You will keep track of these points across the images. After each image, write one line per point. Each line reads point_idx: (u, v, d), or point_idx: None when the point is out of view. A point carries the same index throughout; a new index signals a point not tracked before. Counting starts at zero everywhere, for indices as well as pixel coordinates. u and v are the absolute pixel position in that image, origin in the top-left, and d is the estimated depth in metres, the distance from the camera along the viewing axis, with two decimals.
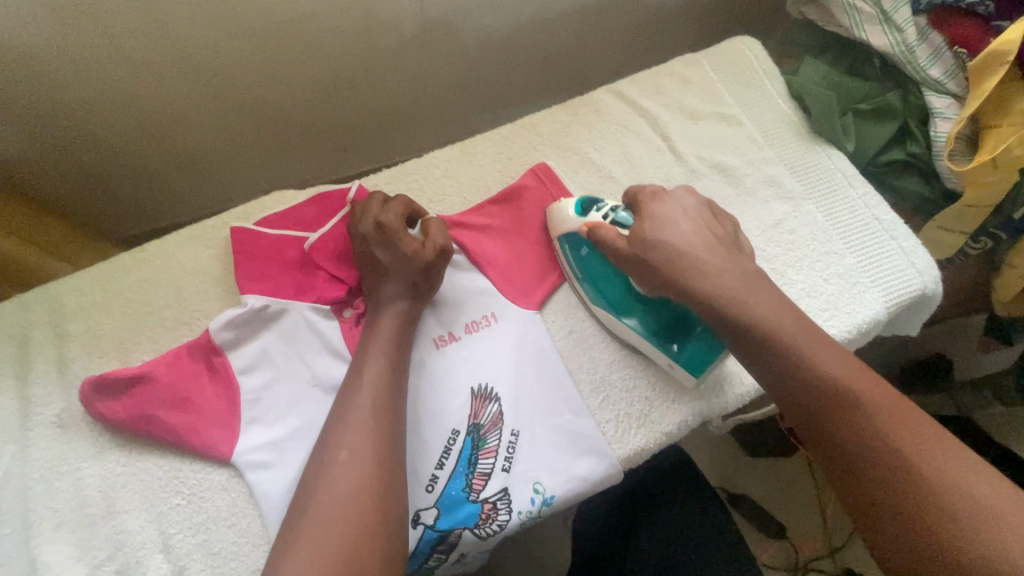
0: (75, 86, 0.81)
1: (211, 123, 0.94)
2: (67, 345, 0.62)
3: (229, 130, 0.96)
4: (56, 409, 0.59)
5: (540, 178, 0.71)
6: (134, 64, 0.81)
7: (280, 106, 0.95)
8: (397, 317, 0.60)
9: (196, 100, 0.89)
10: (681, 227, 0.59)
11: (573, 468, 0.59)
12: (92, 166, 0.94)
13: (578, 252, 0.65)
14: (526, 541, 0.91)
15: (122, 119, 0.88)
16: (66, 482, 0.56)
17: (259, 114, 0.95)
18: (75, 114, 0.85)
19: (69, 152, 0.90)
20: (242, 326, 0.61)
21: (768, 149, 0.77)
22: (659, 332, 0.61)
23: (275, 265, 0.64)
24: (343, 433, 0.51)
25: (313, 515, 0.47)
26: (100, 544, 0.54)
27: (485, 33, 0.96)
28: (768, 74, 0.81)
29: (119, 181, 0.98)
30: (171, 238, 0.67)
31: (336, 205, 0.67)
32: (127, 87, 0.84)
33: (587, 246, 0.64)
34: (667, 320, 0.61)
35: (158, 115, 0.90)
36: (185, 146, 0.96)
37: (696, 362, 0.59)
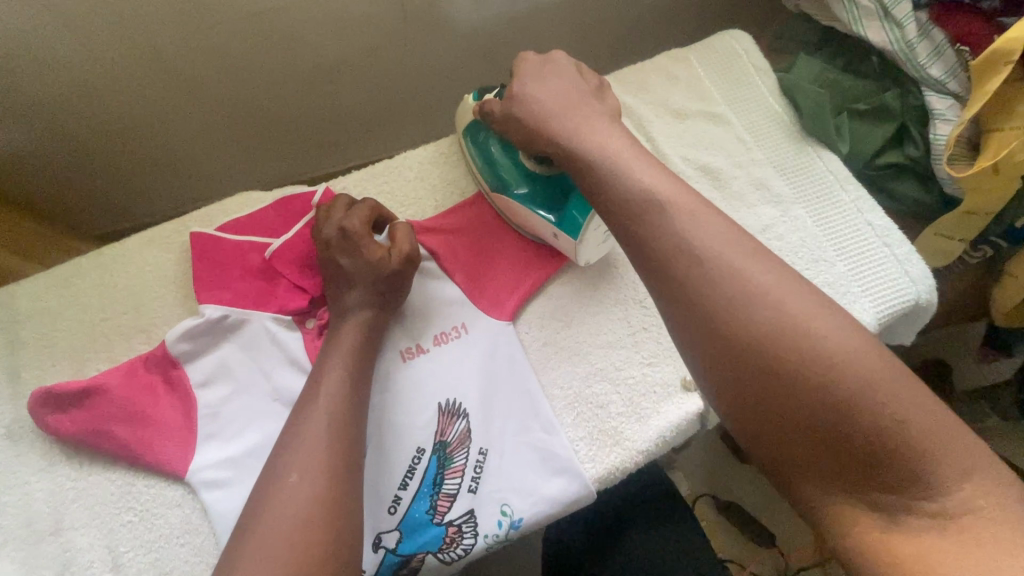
0: (37, 79, 0.78)
1: (183, 119, 0.91)
2: (18, 354, 0.59)
3: (203, 126, 0.93)
4: (5, 421, 0.56)
5: None
6: (99, 57, 0.78)
7: (254, 101, 0.92)
8: (358, 329, 0.57)
9: (167, 94, 0.86)
10: (550, 85, 0.56)
11: (543, 489, 0.56)
12: (61, 161, 0.91)
13: (475, 137, 0.65)
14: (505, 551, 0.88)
15: (89, 113, 0.85)
16: (13, 496, 0.54)
17: (234, 109, 0.92)
18: (39, 109, 0.82)
19: (36, 147, 0.87)
20: (199, 336, 0.59)
21: (757, 149, 0.73)
22: (542, 197, 0.60)
23: (235, 272, 0.62)
24: (296, 454, 0.48)
25: (259, 542, 0.44)
26: (47, 562, 0.52)
27: (467, 27, 0.93)
28: (759, 70, 0.77)
29: (90, 177, 0.95)
30: (129, 242, 0.64)
31: (301, 209, 0.65)
32: (92, 81, 0.81)
33: (483, 132, 0.65)
34: (551, 186, 0.60)
35: (127, 109, 0.86)
36: (157, 142, 0.93)
37: (573, 226, 0.58)
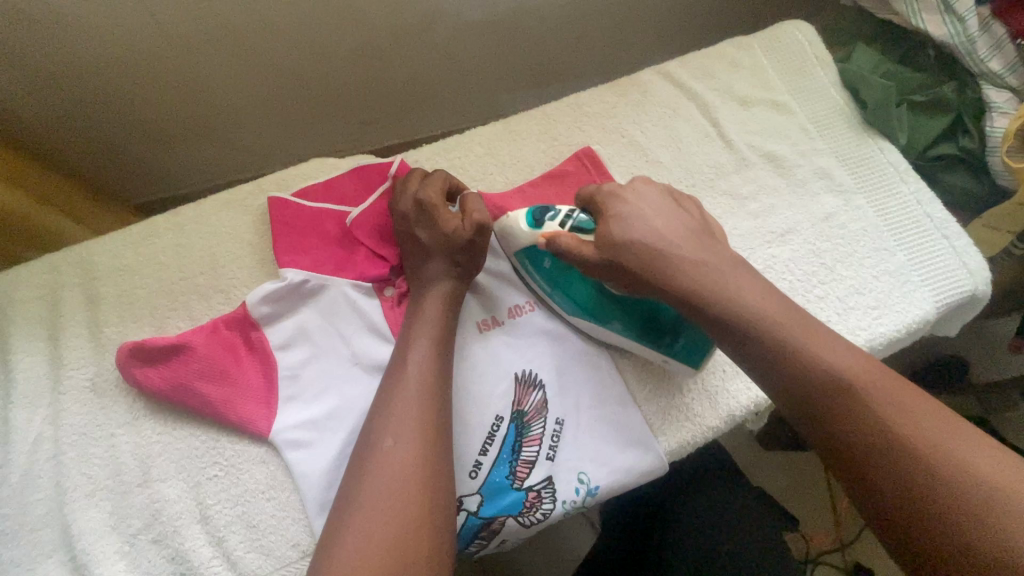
0: (96, 43, 0.77)
1: (233, 88, 0.89)
2: (98, 310, 0.59)
3: (256, 97, 0.92)
4: (88, 373, 0.57)
5: (584, 163, 0.69)
6: (159, 22, 0.76)
7: (305, 73, 0.91)
8: (440, 297, 0.57)
9: (221, 64, 0.85)
10: (649, 222, 0.55)
11: (618, 459, 0.58)
12: (111, 124, 0.90)
13: (540, 265, 0.60)
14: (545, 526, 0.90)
15: (144, 79, 0.84)
16: (100, 448, 0.54)
17: (285, 80, 0.91)
18: (95, 71, 0.81)
19: (87, 109, 0.86)
20: (281, 300, 0.59)
21: (819, 139, 0.74)
22: (644, 331, 0.59)
23: (314, 238, 0.62)
24: (390, 420, 0.49)
25: (362, 505, 0.45)
26: (136, 512, 0.53)
27: (523, 6, 0.93)
28: (822, 61, 0.78)
29: (139, 142, 0.94)
30: (205, 204, 0.64)
31: (378, 177, 0.65)
32: (152, 46, 0.79)
33: (548, 258, 0.59)
34: (650, 316, 0.59)
35: (181, 77, 0.85)
36: (208, 109, 0.92)
37: (693, 356, 0.58)
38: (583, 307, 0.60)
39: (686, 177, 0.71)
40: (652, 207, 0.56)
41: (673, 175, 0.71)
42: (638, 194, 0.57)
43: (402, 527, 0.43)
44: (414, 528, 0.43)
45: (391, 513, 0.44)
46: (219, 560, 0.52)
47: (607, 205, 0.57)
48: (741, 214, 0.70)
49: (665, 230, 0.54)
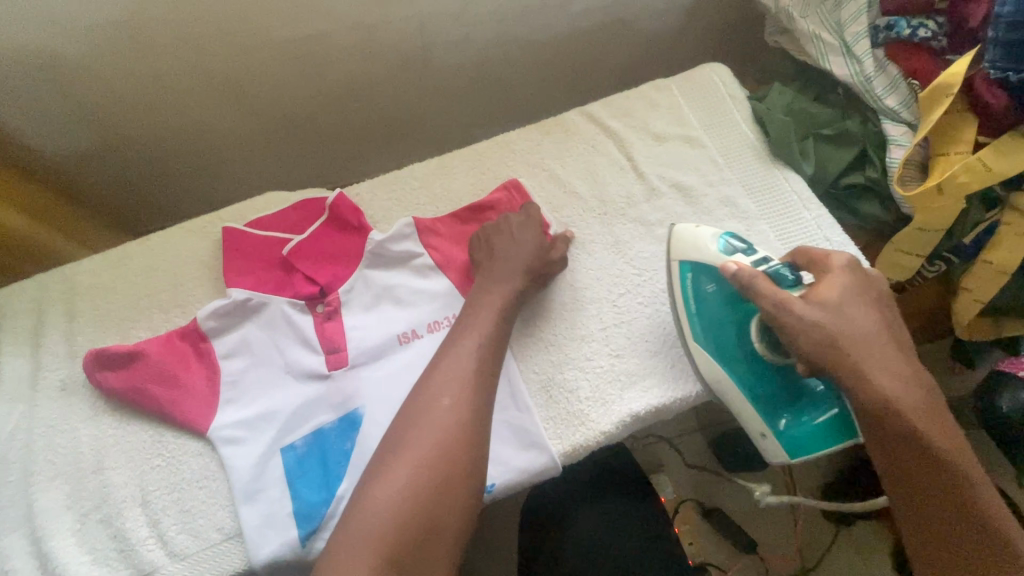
0: (100, 94, 0.90)
1: (221, 130, 1.02)
2: (75, 321, 0.69)
3: (238, 138, 1.04)
4: (61, 375, 0.66)
5: (510, 192, 0.77)
6: (155, 77, 0.90)
7: (284, 116, 1.03)
8: None
9: (210, 110, 0.98)
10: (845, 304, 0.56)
11: (515, 460, 0.63)
12: (114, 163, 1.03)
13: (704, 286, 0.65)
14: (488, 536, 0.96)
15: (142, 124, 0.97)
16: (64, 439, 0.63)
17: (266, 123, 1.03)
18: (98, 117, 0.94)
19: (93, 150, 0.99)
20: (226, 315, 0.67)
21: (728, 170, 0.81)
22: (769, 401, 0.61)
23: (259, 262, 0.71)
24: None
25: None
26: (88, 494, 0.61)
27: (478, 54, 1.03)
28: (734, 99, 0.85)
29: (139, 179, 1.07)
30: (172, 232, 0.75)
31: (317, 210, 0.74)
32: (148, 97, 0.92)
33: (714, 283, 0.64)
34: (781, 390, 0.62)
35: (174, 121, 0.98)
36: (199, 149, 1.04)
37: (800, 446, 0.60)
38: (723, 348, 0.63)
39: (601, 206, 0.78)
40: (845, 293, 0.57)
41: (588, 204, 0.78)
42: (862, 285, 0.59)
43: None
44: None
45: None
46: (154, 539, 0.60)
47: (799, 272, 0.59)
48: (649, 238, 0.76)
49: (857, 319, 0.56)
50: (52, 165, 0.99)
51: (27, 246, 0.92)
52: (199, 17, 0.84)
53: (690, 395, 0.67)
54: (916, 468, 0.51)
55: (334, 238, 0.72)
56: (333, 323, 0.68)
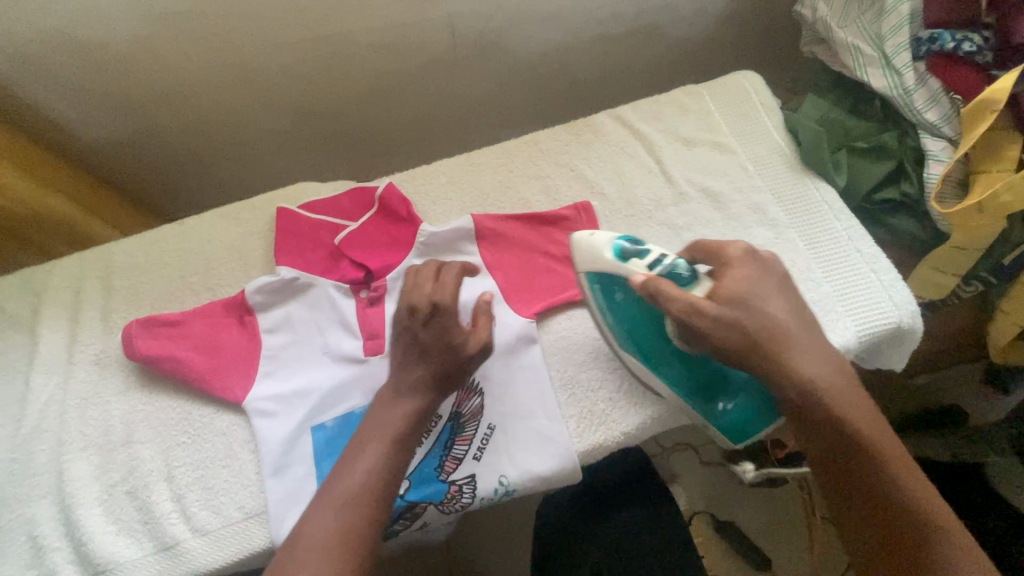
0: (141, 82, 0.93)
1: (254, 121, 1.04)
2: (111, 299, 0.71)
3: (270, 130, 1.07)
4: (96, 350, 0.68)
5: (579, 213, 0.75)
6: (192, 67, 0.93)
7: (314, 110, 1.05)
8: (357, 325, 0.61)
9: (243, 101, 1.00)
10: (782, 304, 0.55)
11: (534, 461, 0.62)
12: (150, 151, 1.06)
13: (614, 296, 0.62)
14: (507, 544, 0.99)
15: (178, 113, 1.00)
16: (96, 411, 0.65)
17: (297, 117, 1.05)
18: (137, 104, 0.97)
19: (131, 137, 1.02)
20: (275, 292, 0.71)
21: (757, 178, 0.80)
22: (701, 396, 0.61)
23: (309, 244, 0.74)
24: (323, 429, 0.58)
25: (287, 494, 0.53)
26: (116, 466, 0.63)
27: (506, 56, 1.04)
28: (767, 107, 0.85)
29: (173, 167, 1.10)
30: (208, 216, 0.77)
31: (368, 199, 0.76)
32: (185, 87, 0.96)
33: (622, 291, 0.61)
34: (705, 383, 0.60)
35: (209, 110, 1.01)
36: (231, 140, 1.07)
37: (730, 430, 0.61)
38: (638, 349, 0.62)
39: (628, 208, 0.78)
40: (755, 283, 0.56)
41: (615, 206, 0.79)
42: (765, 264, 0.58)
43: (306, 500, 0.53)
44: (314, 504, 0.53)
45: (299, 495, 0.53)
46: (177, 514, 0.61)
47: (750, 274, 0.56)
48: (675, 242, 0.76)
49: (783, 308, 0.55)
50: (93, 150, 1.02)
51: (65, 226, 0.95)
52: (237, 8, 0.86)
53: None
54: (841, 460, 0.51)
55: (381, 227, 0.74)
56: (374, 309, 0.70)
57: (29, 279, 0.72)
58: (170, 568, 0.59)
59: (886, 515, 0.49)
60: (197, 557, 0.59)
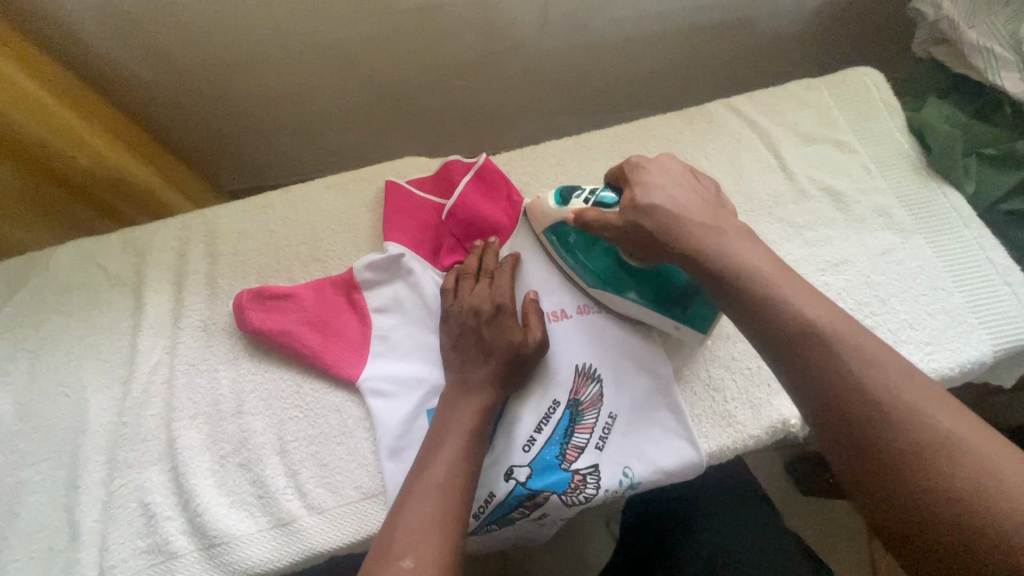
0: (214, 49, 0.87)
1: (328, 94, 0.98)
2: (216, 264, 0.69)
3: (342, 107, 1.01)
4: (202, 316, 0.66)
5: None
6: (268, 37, 0.86)
7: (390, 86, 0.98)
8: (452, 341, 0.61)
9: (319, 73, 0.93)
10: (671, 190, 0.57)
11: (660, 457, 0.60)
12: (219, 121, 1.01)
13: (567, 238, 0.65)
14: (572, 543, 0.98)
15: (250, 84, 0.94)
16: (204, 379, 0.63)
17: (372, 92, 0.99)
18: (208, 72, 0.91)
19: (203, 106, 0.97)
20: (381, 269, 0.67)
21: (881, 179, 0.77)
22: (656, 301, 0.62)
23: (413, 222, 0.70)
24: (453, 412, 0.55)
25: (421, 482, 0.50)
26: (227, 437, 0.60)
27: (600, 40, 0.96)
28: (889, 107, 0.81)
29: (241, 139, 1.06)
30: (314, 184, 0.74)
31: (461, 173, 0.71)
32: (260, 58, 0.89)
33: (573, 232, 0.65)
34: (661, 288, 0.62)
35: (281, 83, 0.94)
36: (304, 114, 1.01)
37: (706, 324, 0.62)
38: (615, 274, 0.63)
39: (746, 203, 0.76)
40: (669, 182, 0.58)
41: (733, 199, 0.76)
42: (663, 167, 0.60)
43: (451, 487, 0.50)
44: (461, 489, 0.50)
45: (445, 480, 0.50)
46: (291, 490, 0.59)
47: (632, 176, 0.60)
48: (797, 241, 0.73)
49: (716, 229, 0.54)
50: (166, 116, 0.99)
51: (138, 195, 0.91)
52: None
53: None
54: (867, 417, 0.40)
55: (482, 205, 0.70)
56: None
57: (130, 238, 0.70)
58: (286, 545, 0.56)
59: (932, 497, 0.36)
60: (315, 536, 0.57)
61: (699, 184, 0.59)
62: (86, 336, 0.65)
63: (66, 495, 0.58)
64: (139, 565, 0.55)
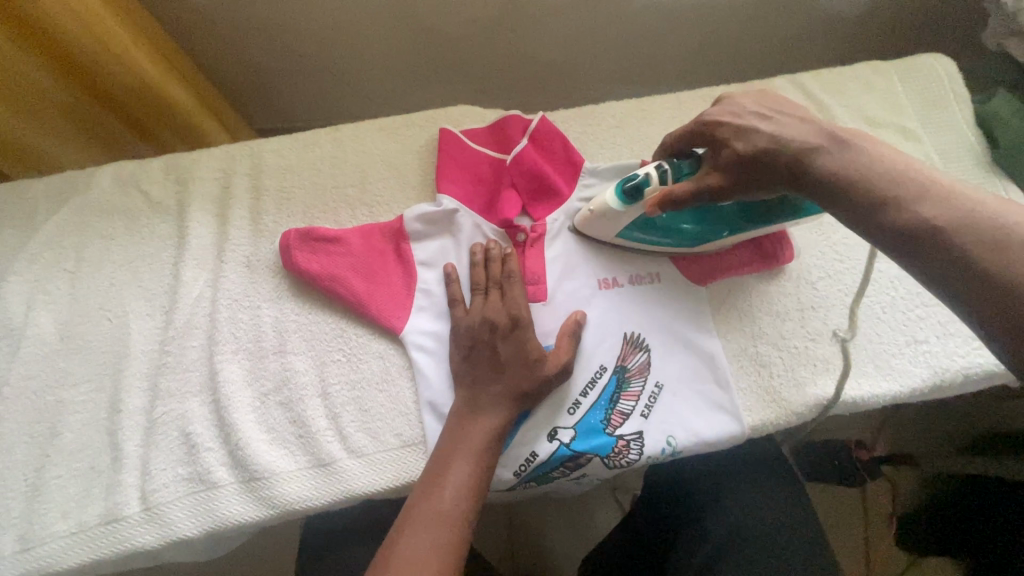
0: None
1: (370, 33, 0.94)
2: (261, 200, 0.67)
3: (384, 48, 0.97)
4: (246, 251, 0.65)
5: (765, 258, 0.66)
6: None
7: (435, 29, 0.94)
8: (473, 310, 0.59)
9: (363, 8, 0.89)
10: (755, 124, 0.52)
11: (703, 428, 0.60)
12: (254, 49, 0.97)
13: (650, 227, 0.62)
14: (584, 513, 0.99)
15: (289, 11, 0.89)
16: (247, 314, 0.62)
17: (415, 35, 0.94)
18: None
19: (238, 32, 0.93)
20: (431, 221, 0.65)
21: (943, 169, 0.75)
22: (762, 220, 0.59)
23: (467, 174, 0.68)
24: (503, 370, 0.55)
25: None
26: (270, 374, 0.60)
27: (660, 3, 0.92)
28: (959, 96, 0.78)
29: (274, 74, 1.02)
30: (363, 126, 0.72)
31: (520, 130, 0.69)
32: None
33: (652, 219, 0.61)
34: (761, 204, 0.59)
35: (322, 13, 0.90)
36: (342, 52, 0.97)
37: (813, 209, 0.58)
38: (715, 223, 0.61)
39: None
40: (743, 117, 0.53)
41: None
42: (734, 106, 0.55)
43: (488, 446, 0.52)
44: (483, 467, 0.52)
45: (465, 462, 0.51)
46: (333, 432, 0.58)
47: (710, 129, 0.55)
48: None
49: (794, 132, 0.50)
50: (200, 41, 0.95)
51: (175, 119, 0.88)
52: None
53: (919, 381, 0.62)
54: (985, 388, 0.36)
55: (539, 163, 0.68)
56: (538, 252, 0.65)
57: (174, 166, 0.69)
58: (327, 485, 0.56)
59: None
60: (355, 477, 0.57)
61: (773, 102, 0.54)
62: (127, 261, 0.64)
63: (108, 419, 0.58)
64: (180, 493, 0.55)
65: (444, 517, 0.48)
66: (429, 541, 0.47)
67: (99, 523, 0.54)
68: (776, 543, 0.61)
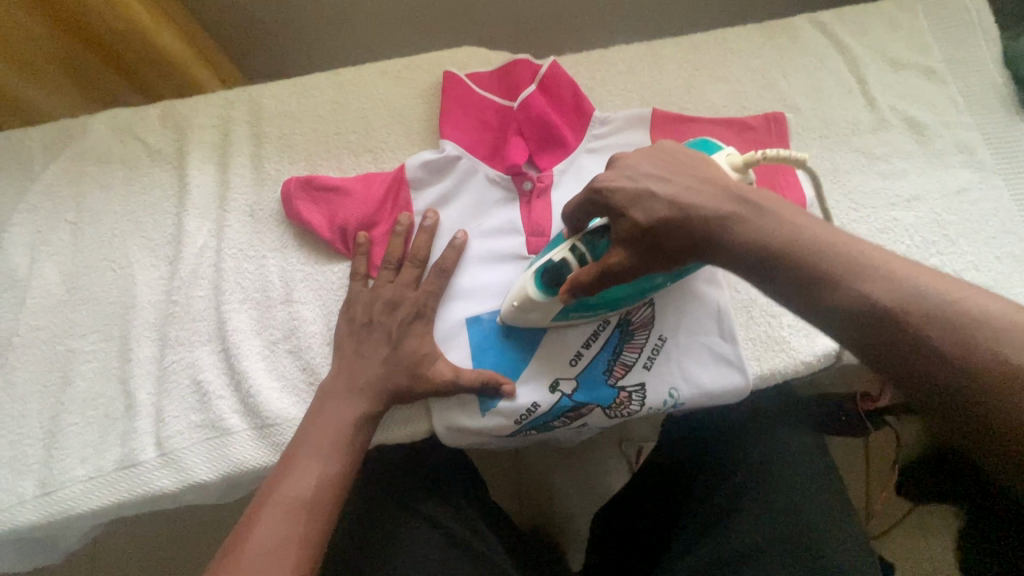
0: None
1: None
2: (260, 147, 0.65)
3: None
4: (248, 200, 0.63)
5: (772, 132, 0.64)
6: None
7: None
8: None
9: None
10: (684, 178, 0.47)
11: (708, 380, 0.60)
12: None
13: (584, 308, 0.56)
14: (591, 468, 1.00)
15: None
16: (253, 264, 0.61)
17: None
18: None
19: None
20: (435, 168, 0.64)
21: (966, 113, 0.72)
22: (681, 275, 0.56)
23: (472, 120, 0.66)
24: None
25: None
26: (278, 323, 0.60)
27: None
28: (988, 35, 0.75)
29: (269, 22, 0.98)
30: (364, 70, 0.69)
31: (529, 74, 0.66)
32: None
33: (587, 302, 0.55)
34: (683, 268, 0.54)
35: None
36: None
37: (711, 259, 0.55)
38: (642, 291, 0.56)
39: (822, 128, 0.71)
40: (670, 173, 0.48)
41: (808, 123, 0.71)
42: (654, 156, 0.49)
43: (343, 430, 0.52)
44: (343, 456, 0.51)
45: (327, 451, 0.51)
46: None
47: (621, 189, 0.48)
48: (870, 172, 0.69)
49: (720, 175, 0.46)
50: None
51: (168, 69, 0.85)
52: None
53: None
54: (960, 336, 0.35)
55: (547, 107, 0.65)
56: (544, 201, 0.63)
57: (170, 112, 0.67)
58: None
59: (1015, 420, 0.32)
60: None
61: (711, 158, 0.49)
62: (128, 210, 0.63)
63: (120, 368, 0.58)
64: (193, 439, 0.56)
65: (299, 507, 0.48)
66: (282, 528, 0.47)
67: (116, 468, 0.55)
68: (794, 499, 0.59)
